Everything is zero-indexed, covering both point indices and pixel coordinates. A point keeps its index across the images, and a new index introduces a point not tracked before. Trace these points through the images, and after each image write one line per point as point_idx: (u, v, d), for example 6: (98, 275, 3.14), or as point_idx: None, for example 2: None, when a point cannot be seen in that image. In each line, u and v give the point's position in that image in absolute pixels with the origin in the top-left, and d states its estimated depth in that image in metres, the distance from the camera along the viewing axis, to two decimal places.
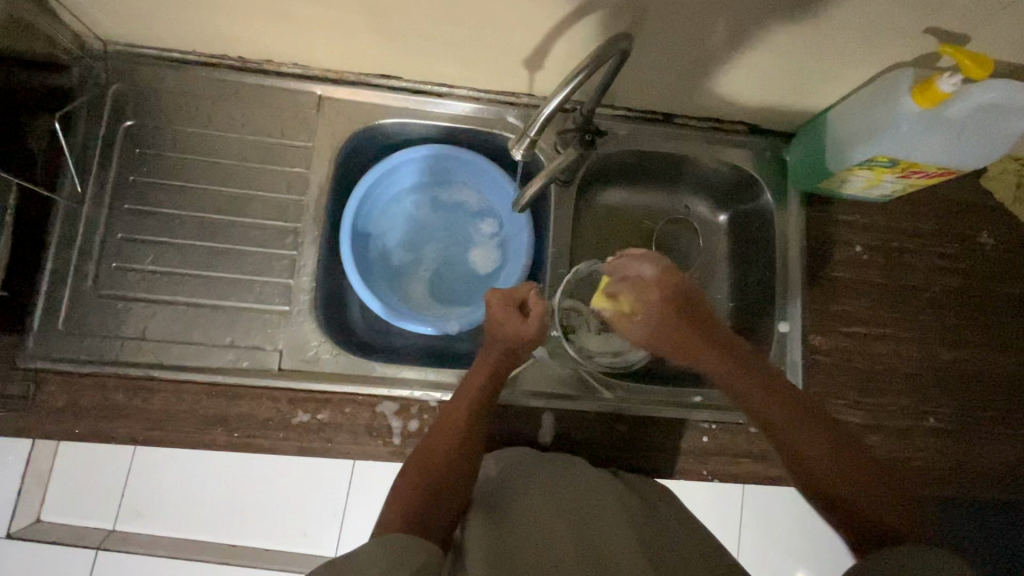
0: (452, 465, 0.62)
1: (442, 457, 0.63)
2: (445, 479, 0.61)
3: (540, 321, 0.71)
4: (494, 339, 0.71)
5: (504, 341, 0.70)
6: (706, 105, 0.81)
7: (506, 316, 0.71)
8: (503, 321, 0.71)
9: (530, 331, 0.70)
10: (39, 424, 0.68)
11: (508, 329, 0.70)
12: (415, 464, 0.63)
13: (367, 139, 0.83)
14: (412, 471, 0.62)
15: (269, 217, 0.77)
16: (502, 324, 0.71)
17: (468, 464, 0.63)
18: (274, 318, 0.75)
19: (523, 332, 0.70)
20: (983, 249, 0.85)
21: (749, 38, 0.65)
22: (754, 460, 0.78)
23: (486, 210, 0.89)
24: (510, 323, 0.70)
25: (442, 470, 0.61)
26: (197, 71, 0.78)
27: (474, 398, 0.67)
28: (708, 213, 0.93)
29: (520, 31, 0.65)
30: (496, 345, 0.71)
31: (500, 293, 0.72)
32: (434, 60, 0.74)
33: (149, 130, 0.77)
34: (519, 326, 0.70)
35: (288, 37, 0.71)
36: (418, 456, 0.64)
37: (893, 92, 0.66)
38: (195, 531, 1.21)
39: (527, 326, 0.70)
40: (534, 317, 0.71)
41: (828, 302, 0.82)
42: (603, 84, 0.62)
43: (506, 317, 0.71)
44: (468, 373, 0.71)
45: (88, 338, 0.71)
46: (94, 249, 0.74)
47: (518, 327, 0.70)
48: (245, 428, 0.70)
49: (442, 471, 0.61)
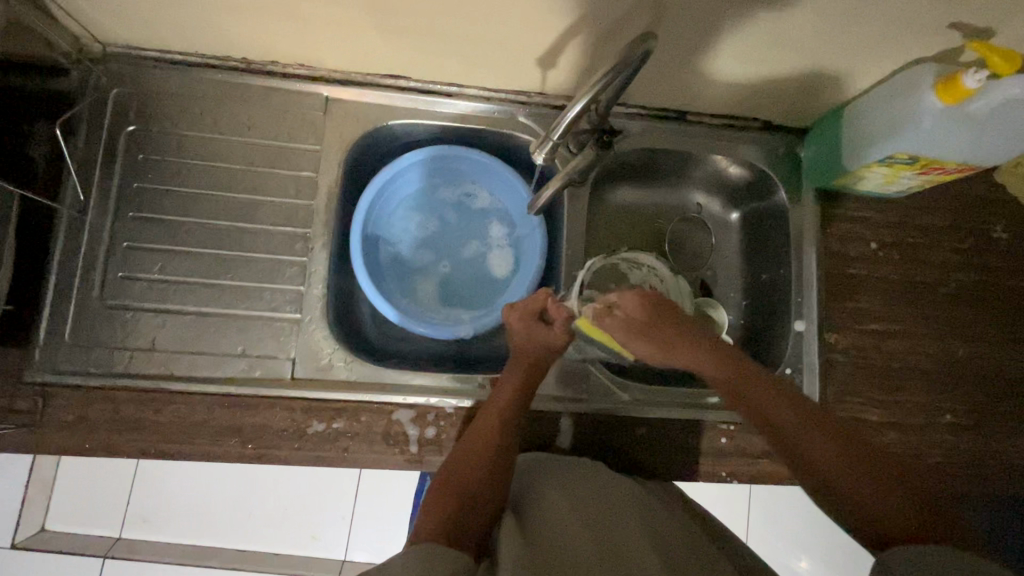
0: (478, 482, 0.61)
1: (471, 470, 0.62)
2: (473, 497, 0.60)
3: (566, 327, 0.70)
4: (524, 350, 0.72)
5: (533, 351, 0.72)
6: (720, 102, 0.80)
7: (533, 328, 0.71)
8: (532, 334, 0.71)
9: (558, 339, 0.71)
10: (49, 438, 0.67)
11: (539, 339, 0.71)
12: (448, 481, 0.62)
13: (375, 140, 0.81)
14: (444, 487, 0.61)
15: (278, 223, 0.75)
16: (529, 337, 0.71)
17: (497, 478, 0.63)
18: (286, 326, 0.73)
19: (554, 340, 0.71)
20: (998, 244, 0.84)
21: (769, 35, 0.63)
22: (774, 461, 0.77)
23: (498, 212, 0.87)
24: (540, 334, 0.71)
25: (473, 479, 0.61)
26: (200, 73, 0.76)
27: (501, 410, 0.67)
28: (721, 211, 0.92)
29: (535, 31, 0.64)
30: (527, 355, 0.72)
31: (519, 308, 0.72)
32: (445, 60, 0.72)
33: (152, 134, 0.75)
34: (547, 335, 0.71)
35: (294, 37, 0.69)
36: (448, 471, 0.63)
37: (913, 89, 0.65)
38: (203, 538, 1.20)
39: (556, 334, 0.71)
40: (560, 323, 0.70)
41: (845, 299, 0.81)
42: (621, 88, 0.61)
43: (534, 329, 0.71)
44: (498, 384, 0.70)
45: (96, 350, 0.69)
46: (99, 259, 0.72)
47: (548, 336, 0.71)
48: (259, 439, 0.69)
49: (469, 489, 0.60)
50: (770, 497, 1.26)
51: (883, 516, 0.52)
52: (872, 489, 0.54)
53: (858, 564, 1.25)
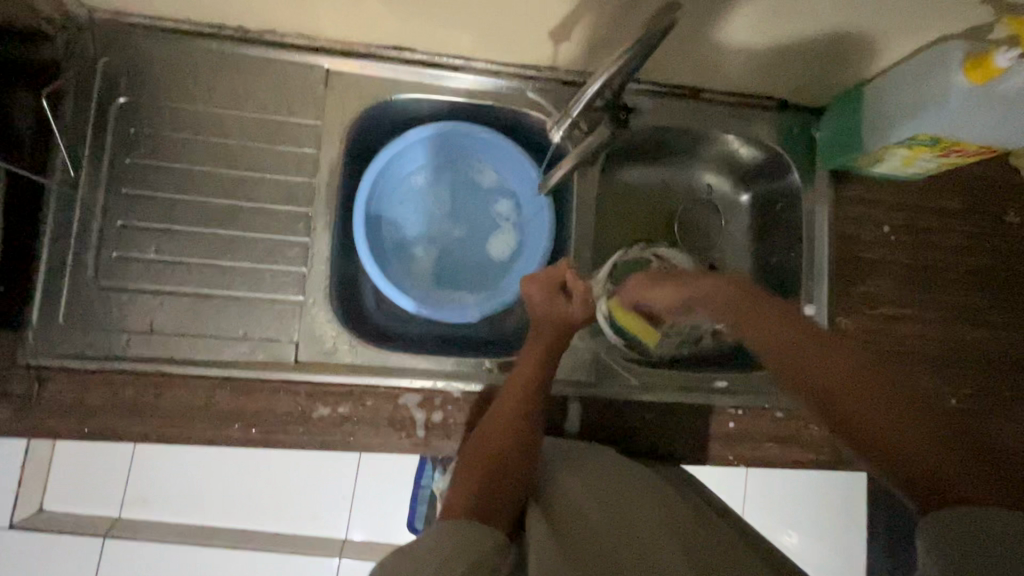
0: (507, 452, 0.62)
1: (499, 445, 0.63)
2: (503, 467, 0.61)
3: (585, 303, 0.69)
4: (543, 323, 0.70)
5: (554, 324, 0.70)
6: (735, 79, 0.77)
7: (552, 299, 0.70)
8: (550, 306, 0.70)
9: (576, 314, 0.69)
10: (45, 423, 0.65)
11: (556, 311, 0.70)
12: (476, 457, 0.62)
13: (378, 115, 0.78)
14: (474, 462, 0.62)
15: (278, 201, 0.73)
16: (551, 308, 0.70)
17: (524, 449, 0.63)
18: (287, 309, 0.71)
19: (570, 315, 0.69)
20: (1009, 227, 0.83)
21: (794, 7, 0.61)
22: (782, 445, 0.77)
23: (504, 191, 0.85)
24: (558, 307, 0.70)
25: (501, 454, 0.62)
26: (194, 42, 0.72)
27: (527, 383, 0.67)
28: (732, 192, 0.90)
29: (549, 0, 0.61)
30: (545, 327, 0.70)
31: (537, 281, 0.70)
32: (452, 31, 0.68)
33: (144, 106, 0.71)
34: (566, 309, 0.70)
35: (293, 4, 0.65)
36: (475, 446, 0.64)
37: (940, 66, 0.63)
38: (204, 517, 1.20)
39: (574, 308, 0.69)
40: (579, 298, 0.69)
41: (855, 283, 0.80)
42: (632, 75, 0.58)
43: (553, 302, 0.70)
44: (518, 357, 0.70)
45: (92, 332, 0.67)
46: (91, 238, 0.69)
47: (566, 310, 0.70)
48: (262, 423, 0.67)
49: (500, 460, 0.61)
50: (767, 478, 1.27)
51: (945, 477, 0.45)
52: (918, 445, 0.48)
53: (852, 545, 1.27)
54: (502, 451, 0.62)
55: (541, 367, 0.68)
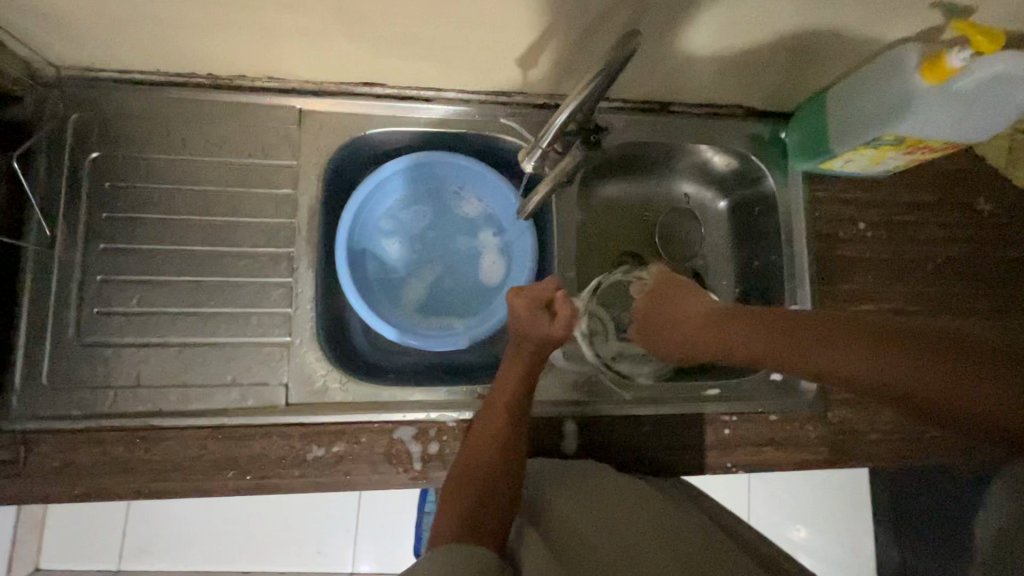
0: (493, 469, 0.63)
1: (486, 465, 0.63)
2: (490, 483, 0.62)
3: (568, 322, 0.69)
4: (524, 341, 0.70)
5: (534, 343, 0.69)
6: (703, 92, 0.79)
7: (535, 317, 0.68)
8: (532, 324, 0.68)
9: (558, 332, 0.69)
10: (35, 488, 0.64)
11: (537, 330, 0.68)
12: (463, 476, 0.63)
13: (354, 150, 0.79)
14: (460, 482, 0.62)
15: (259, 244, 0.73)
16: (530, 328, 0.68)
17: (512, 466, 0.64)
18: (274, 351, 0.71)
19: (553, 334, 0.68)
20: (981, 216, 0.85)
21: (751, 20, 0.62)
22: (779, 448, 0.77)
23: (485, 215, 0.85)
24: (540, 325, 0.68)
25: (488, 473, 0.62)
26: (165, 93, 0.72)
27: (511, 400, 0.67)
28: (710, 200, 0.91)
29: (515, 32, 0.62)
30: (528, 345, 0.70)
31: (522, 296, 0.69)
32: (420, 66, 0.69)
33: (118, 161, 0.71)
34: (548, 328, 0.68)
35: (262, 51, 0.66)
36: (461, 465, 0.64)
37: (894, 71, 0.65)
38: (206, 563, 1.17)
39: (557, 327, 0.69)
40: (562, 319, 0.69)
41: (837, 282, 0.82)
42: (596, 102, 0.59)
43: (535, 318, 0.68)
44: (500, 373, 0.70)
45: (78, 392, 0.66)
46: (72, 296, 0.69)
47: (546, 329, 0.68)
48: (258, 469, 0.67)
49: (487, 477, 0.62)
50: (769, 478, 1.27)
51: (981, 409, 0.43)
52: (948, 386, 0.45)
53: (858, 536, 1.28)
54: (489, 472, 0.62)
55: (524, 383, 0.68)
